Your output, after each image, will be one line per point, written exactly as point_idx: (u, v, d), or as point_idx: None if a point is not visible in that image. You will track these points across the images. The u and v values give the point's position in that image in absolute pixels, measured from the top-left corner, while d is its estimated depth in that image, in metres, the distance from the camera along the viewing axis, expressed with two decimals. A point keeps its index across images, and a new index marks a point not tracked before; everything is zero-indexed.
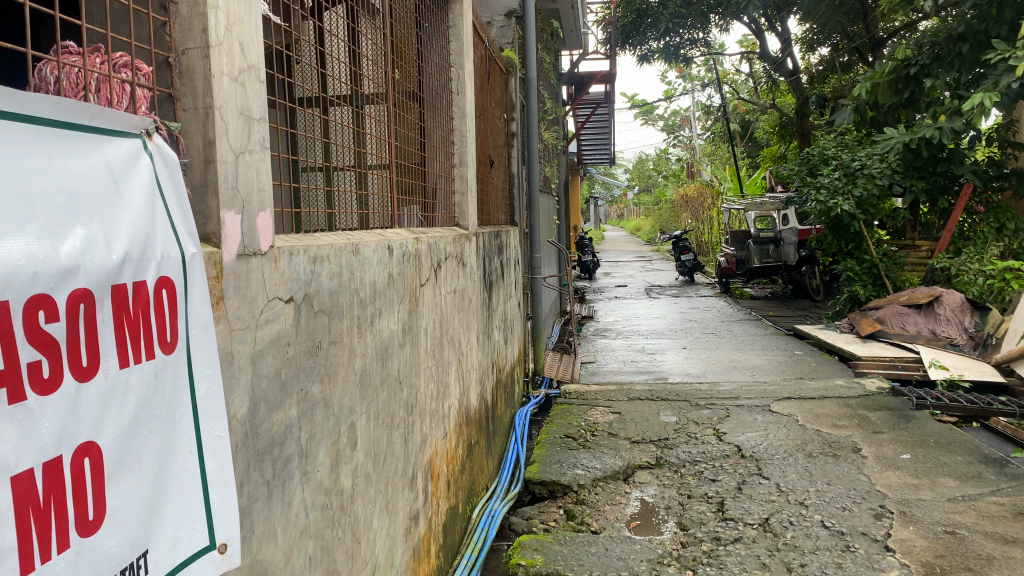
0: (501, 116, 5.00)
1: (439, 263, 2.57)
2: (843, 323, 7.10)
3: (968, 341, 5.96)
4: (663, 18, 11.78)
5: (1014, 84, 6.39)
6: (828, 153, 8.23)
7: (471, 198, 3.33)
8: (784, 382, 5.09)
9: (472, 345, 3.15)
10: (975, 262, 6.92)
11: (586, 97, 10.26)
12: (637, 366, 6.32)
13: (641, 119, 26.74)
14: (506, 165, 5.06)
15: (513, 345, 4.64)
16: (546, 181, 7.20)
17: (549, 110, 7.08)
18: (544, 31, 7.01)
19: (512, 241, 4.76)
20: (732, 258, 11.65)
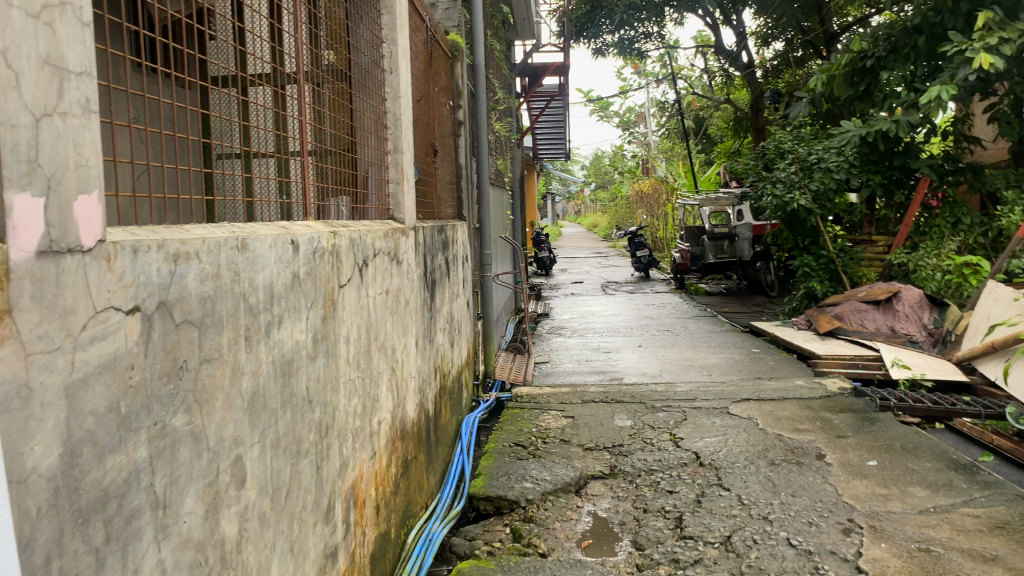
0: (446, 102, 4.70)
1: (365, 260, 2.27)
2: (801, 320, 6.96)
3: (926, 338, 5.85)
4: (617, 9, 11.48)
5: (971, 76, 6.31)
6: (785, 147, 8.08)
7: (409, 188, 3.04)
8: (742, 382, 4.89)
9: (409, 350, 2.86)
10: (932, 256, 6.80)
11: (540, 90, 10.01)
12: (593, 365, 6.08)
13: (597, 114, 26.66)
14: (452, 155, 4.78)
15: (461, 347, 4.35)
16: (498, 174, 6.92)
17: (500, 99, 6.79)
18: (494, 18, 6.73)
19: (459, 235, 4.45)
20: (687, 254, 11.53)
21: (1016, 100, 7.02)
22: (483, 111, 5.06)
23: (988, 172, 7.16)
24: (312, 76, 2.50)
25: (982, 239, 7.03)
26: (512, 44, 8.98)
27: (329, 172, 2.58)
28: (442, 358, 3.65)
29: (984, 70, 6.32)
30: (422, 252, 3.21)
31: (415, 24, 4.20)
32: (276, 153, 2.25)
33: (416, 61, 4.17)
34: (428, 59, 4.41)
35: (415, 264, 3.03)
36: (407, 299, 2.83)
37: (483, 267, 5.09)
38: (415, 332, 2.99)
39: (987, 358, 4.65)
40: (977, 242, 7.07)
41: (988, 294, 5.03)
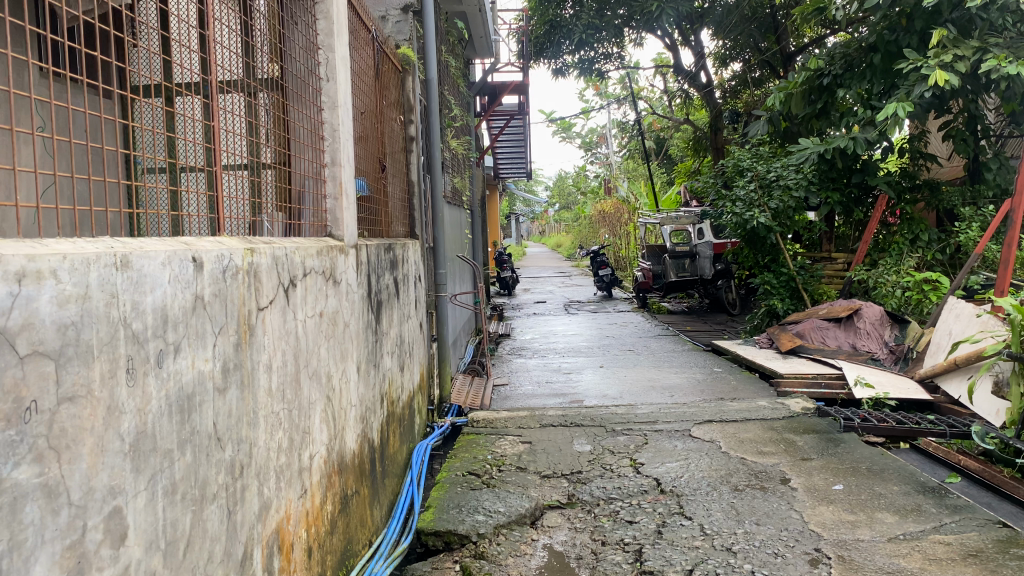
0: (396, 117, 4.53)
1: (292, 279, 2.08)
2: (763, 338, 6.88)
3: (888, 355, 5.82)
4: (576, 28, 11.34)
5: (927, 93, 6.32)
6: (744, 164, 8.03)
7: (351, 203, 2.85)
8: (704, 403, 4.76)
9: (348, 376, 2.67)
10: (892, 273, 6.80)
11: (499, 108, 9.88)
12: (553, 388, 5.91)
13: (559, 135, 26.71)
14: (403, 171, 4.60)
15: (414, 371, 4.15)
16: (455, 192, 6.75)
17: (457, 117, 6.63)
18: (450, 34, 6.61)
19: (410, 254, 4.26)
20: (649, 272, 11.44)
21: (970, 118, 7.07)
22: (435, 126, 4.88)
23: (945, 189, 7.15)
24: (238, 84, 2.31)
25: (940, 255, 7.04)
26: (470, 61, 8.86)
27: (259, 186, 2.39)
28: (390, 384, 3.45)
29: (940, 87, 6.34)
30: (365, 272, 3.02)
31: (359, 35, 4.02)
32: (198, 165, 2.05)
33: (361, 73, 3.99)
34: (375, 72, 4.24)
35: (357, 284, 2.84)
36: (345, 322, 2.65)
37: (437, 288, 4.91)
38: (356, 355, 2.80)
39: (950, 375, 4.58)
40: (935, 259, 7.07)
41: (949, 310, 4.98)
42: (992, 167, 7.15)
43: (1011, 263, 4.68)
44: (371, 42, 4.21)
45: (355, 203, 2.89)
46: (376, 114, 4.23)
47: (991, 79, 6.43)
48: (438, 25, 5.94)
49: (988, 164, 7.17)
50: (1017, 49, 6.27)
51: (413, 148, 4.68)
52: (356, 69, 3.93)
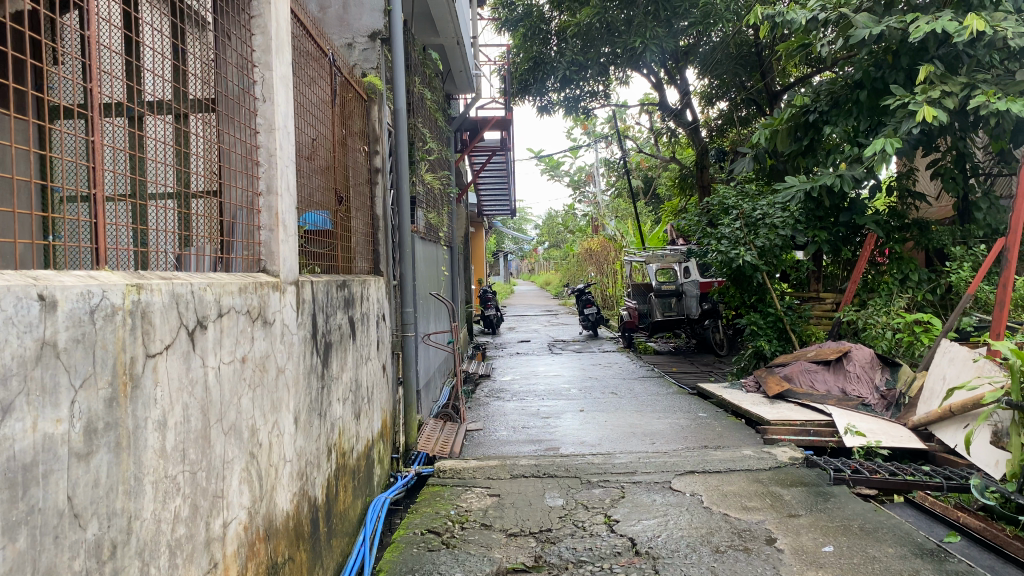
0: (358, 148, 4.29)
1: (200, 321, 1.82)
2: (749, 381, 6.61)
3: (879, 401, 5.57)
4: (560, 65, 11.14)
5: (914, 129, 6.18)
6: (729, 202, 7.85)
7: (291, 237, 2.59)
8: (686, 452, 4.48)
9: (281, 429, 2.39)
10: (882, 314, 6.55)
11: (481, 144, 9.69)
12: (529, 434, 5.60)
13: (548, 174, 26.69)
14: (366, 204, 4.35)
15: (373, 417, 3.87)
16: (431, 228, 6.51)
17: (433, 150, 6.42)
18: (427, 66, 6.42)
19: (372, 290, 3.99)
20: (635, 311, 11.23)
21: (958, 156, 6.93)
22: (404, 157, 4.63)
23: (934, 228, 6.97)
24: (158, 104, 2.06)
25: (930, 296, 6.86)
26: (451, 96, 8.71)
27: (185, 217, 2.14)
28: (340, 432, 3.17)
29: (928, 123, 6.19)
30: (309, 311, 2.74)
31: (313, 60, 3.77)
32: (110, 193, 1.80)
33: (314, 100, 3.74)
34: (332, 100, 3.99)
35: (295, 324, 2.57)
36: (277, 368, 2.37)
37: (403, 328, 4.62)
38: (293, 404, 2.52)
39: (945, 423, 4.33)
40: (926, 299, 6.90)
41: (942, 353, 4.74)
42: (982, 207, 6.99)
43: (1007, 306, 4.47)
44: (328, 67, 3.96)
45: (296, 237, 2.62)
46: (333, 144, 3.98)
47: (980, 116, 6.32)
48: (413, 56, 5.75)
49: (977, 203, 7.01)
50: (1006, 86, 6.15)
51: (378, 179, 4.41)
52: (309, 94, 3.69)
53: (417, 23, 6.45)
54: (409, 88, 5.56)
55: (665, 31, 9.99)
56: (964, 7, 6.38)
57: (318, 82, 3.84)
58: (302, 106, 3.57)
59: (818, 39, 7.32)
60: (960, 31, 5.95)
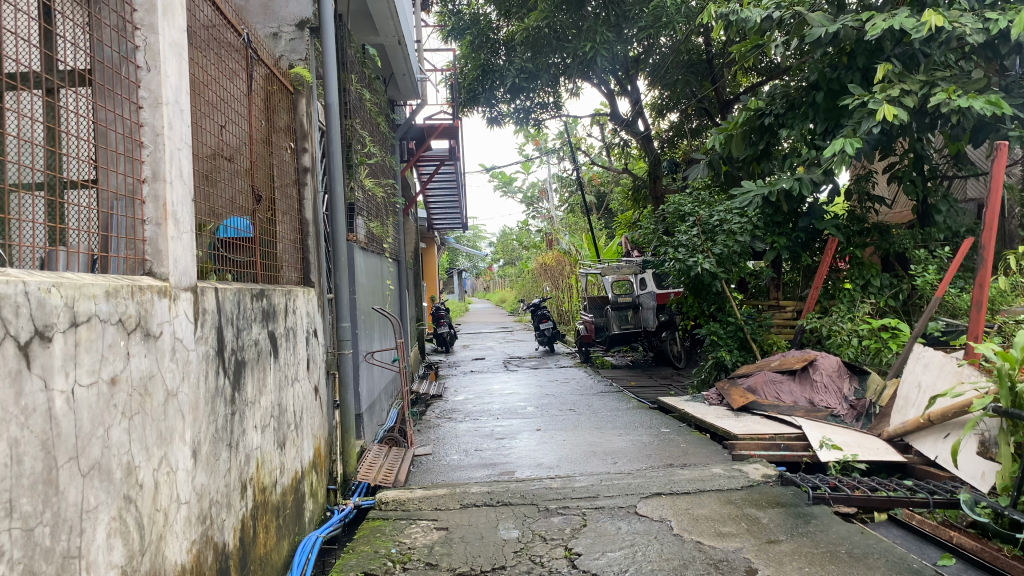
0: (282, 145, 3.87)
1: (41, 330, 1.41)
2: (712, 394, 6.32)
3: (848, 411, 5.32)
4: (509, 74, 10.83)
5: (874, 129, 5.98)
6: (685, 209, 7.56)
7: (187, 234, 2.16)
8: (651, 472, 4.13)
9: (172, 465, 1.97)
10: (847, 321, 6.31)
11: (429, 154, 9.29)
12: (481, 457, 5.21)
13: (500, 190, 26.40)
14: (292, 207, 3.91)
15: (303, 444, 3.45)
16: (374, 237, 6.10)
17: (373, 155, 6.02)
18: (366, 67, 6.04)
19: (300, 300, 3.56)
20: (591, 325, 10.95)
21: (916, 158, 6.73)
22: (337, 156, 4.22)
23: (894, 232, 6.83)
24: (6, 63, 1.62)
25: (892, 302, 6.66)
26: (395, 103, 8.33)
27: (49, 207, 1.69)
28: (259, 464, 2.75)
29: (888, 122, 6.00)
30: (213, 323, 2.33)
31: (222, 46, 3.34)
32: None
33: (223, 90, 3.31)
34: (249, 91, 3.57)
35: (193, 338, 2.15)
36: (166, 391, 1.95)
37: (337, 346, 4.19)
38: (191, 433, 2.10)
39: (924, 433, 4.07)
40: (888, 306, 6.69)
41: (915, 359, 4.51)
42: (941, 209, 6.82)
43: (984, 307, 4.27)
44: (243, 55, 3.54)
45: (193, 235, 2.18)
46: (249, 141, 3.56)
47: (939, 116, 6.17)
48: (350, 55, 5.37)
49: (936, 206, 6.85)
50: (965, 84, 6.01)
51: (307, 179, 3.99)
52: (214, 83, 3.26)
53: (355, 22, 6.07)
54: (345, 87, 5.17)
55: (614, 38, 9.77)
56: (919, 5, 6.24)
57: (228, 70, 3.41)
58: (204, 95, 3.14)
59: (772, 41, 7.12)
60: (918, 28, 5.79)
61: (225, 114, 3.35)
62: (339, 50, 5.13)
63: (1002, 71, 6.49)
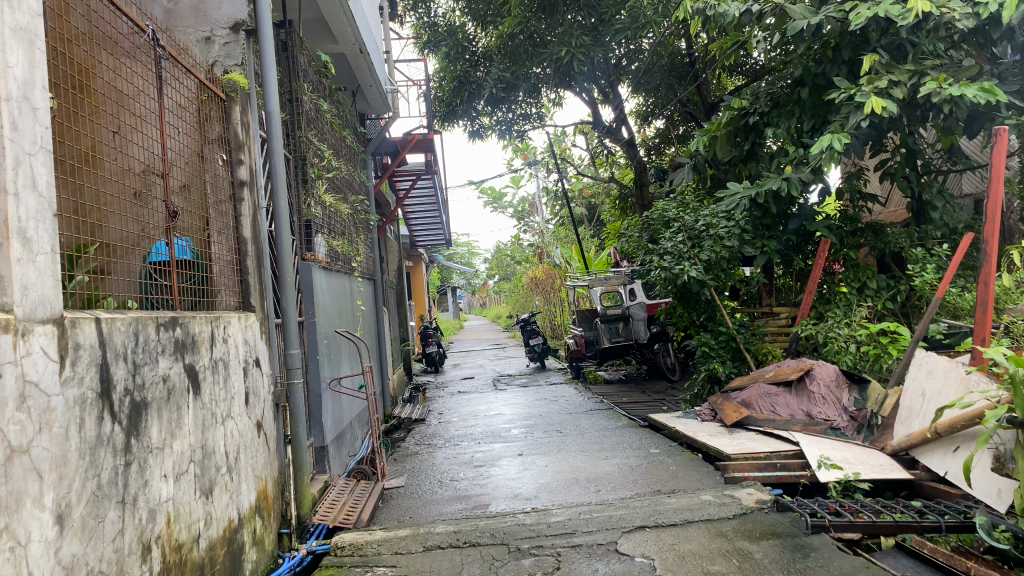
0: (214, 158, 3.49)
1: None
2: (704, 410, 5.95)
3: (848, 423, 4.97)
4: (486, 84, 10.52)
5: (863, 122, 5.66)
6: (669, 214, 7.18)
7: (44, 255, 1.82)
8: (636, 501, 3.76)
9: (19, 538, 1.60)
10: (843, 326, 5.96)
11: (403, 168, 8.94)
12: (457, 488, 4.83)
13: (490, 206, 26.07)
14: (227, 226, 3.52)
15: (241, 487, 3.09)
16: (340, 255, 5.76)
17: (335, 168, 5.68)
18: (325, 77, 5.71)
19: (234, 327, 3.20)
20: (581, 339, 10.66)
21: (908, 153, 6.39)
22: (280, 169, 3.84)
23: (890, 231, 6.49)
24: None
25: (891, 304, 6.33)
26: (365, 116, 8.01)
27: None
28: (172, 519, 2.38)
29: (877, 115, 5.68)
30: (91, 360, 1.97)
31: (126, 49, 2.95)
32: None
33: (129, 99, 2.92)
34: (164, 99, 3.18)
35: (56, 380, 1.79)
36: (7, 448, 1.59)
37: (285, 376, 3.82)
38: (54, 496, 1.74)
39: (933, 447, 3.71)
40: (886, 308, 6.36)
41: (918, 365, 4.17)
42: (937, 206, 6.47)
43: (990, 307, 3.95)
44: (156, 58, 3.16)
45: (54, 256, 1.84)
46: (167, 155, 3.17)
47: (931, 106, 5.85)
48: (302, 64, 5.04)
49: (932, 202, 6.50)
50: (956, 73, 5.70)
51: (243, 195, 3.60)
52: (117, 92, 2.87)
53: (310, 30, 5.74)
54: (295, 96, 4.83)
55: (591, 42, 9.47)
56: None
57: (136, 77, 3.02)
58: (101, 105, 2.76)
59: (752, 36, 6.80)
60: (905, 14, 5.48)
61: (132, 125, 2.96)
62: (290, 57, 4.82)
63: (993, 58, 6.20)
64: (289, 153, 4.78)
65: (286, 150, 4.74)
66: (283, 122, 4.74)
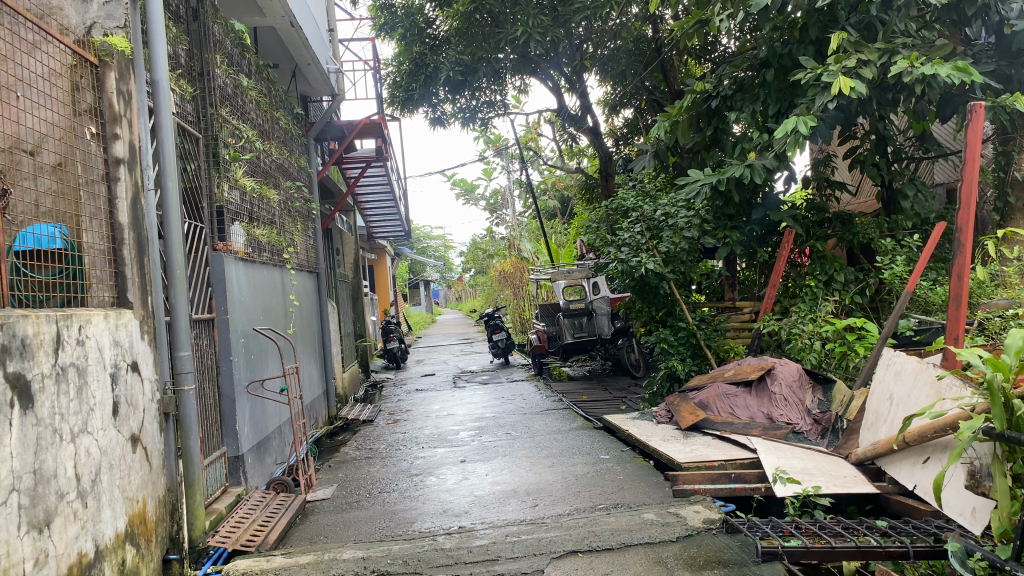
0: (83, 132, 2.99)
1: None
2: (660, 412, 5.56)
3: (811, 427, 4.62)
4: (442, 67, 9.99)
5: (830, 104, 5.29)
6: (627, 204, 6.73)
7: None
8: (572, 520, 3.36)
9: None
10: (807, 322, 5.63)
11: (353, 155, 8.44)
12: (386, 500, 4.40)
13: (462, 198, 25.56)
14: (99, 209, 3.02)
15: (103, 513, 2.64)
16: (268, 245, 5.31)
17: (260, 150, 5.21)
18: (250, 52, 5.25)
19: (97, 326, 2.74)
20: (543, 335, 10.29)
21: (877, 140, 6.05)
22: (169, 145, 3.37)
23: (859, 221, 6.10)
24: None
25: (859, 297, 5.95)
26: (307, 97, 7.51)
27: None
28: None
29: (845, 97, 5.31)
30: None
31: None
32: None
33: None
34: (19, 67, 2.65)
35: None
36: None
37: (175, 381, 3.37)
38: None
39: (902, 457, 3.35)
40: (854, 303, 6.01)
41: (885, 366, 3.82)
42: (908, 194, 6.09)
43: (963, 303, 3.60)
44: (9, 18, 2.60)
45: None
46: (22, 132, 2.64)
47: (903, 88, 5.50)
48: (217, 35, 4.59)
49: (903, 190, 6.12)
50: (928, 52, 5.36)
51: (119, 174, 3.09)
52: None
53: (233, 0, 5.25)
54: (206, 70, 4.38)
55: (549, 22, 9.15)
56: None
57: None
58: None
59: (715, 14, 6.43)
60: None
61: None
62: (199, 25, 4.39)
63: (968, 40, 5.89)
64: (200, 132, 4.34)
65: (195, 128, 4.30)
66: (193, 98, 4.32)
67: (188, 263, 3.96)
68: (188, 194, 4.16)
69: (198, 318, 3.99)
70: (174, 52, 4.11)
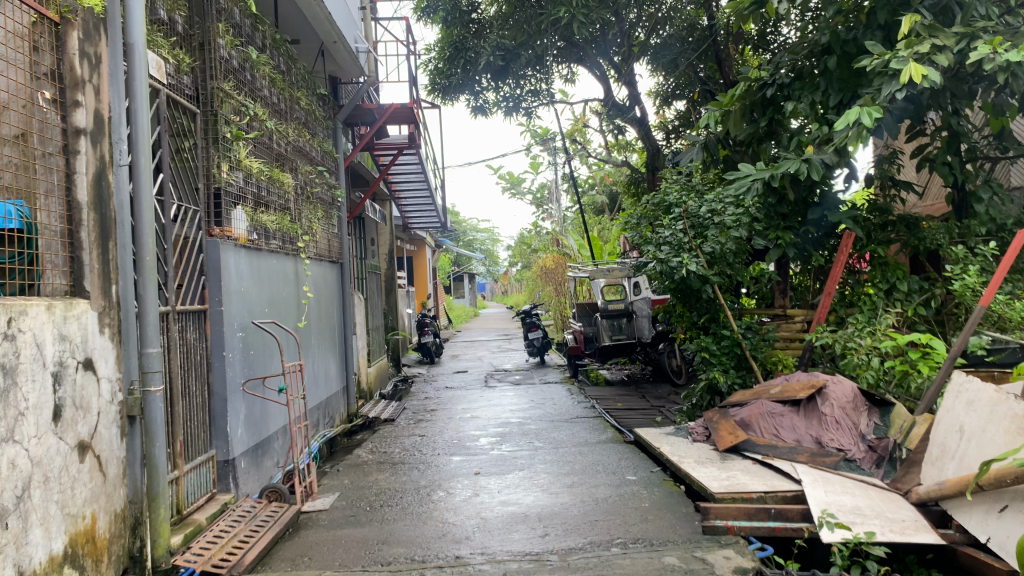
0: (39, 98, 2.63)
1: None
2: (697, 429, 5.07)
3: (865, 455, 4.09)
4: (483, 51, 9.55)
5: (899, 94, 4.73)
6: (669, 198, 6.15)
7: None
8: (582, 559, 2.94)
9: None
10: (864, 335, 5.07)
11: (383, 141, 8.04)
12: (387, 516, 4.02)
13: (510, 192, 25.10)
14: (55, 186, 2.67)
15: (32, 534, 2.30)
16: (277, 232, 4.95)
17: (271, 130, 4.85)
18: (264, 25, 4.91)
19: (35, 318, 2.39)
20: (580, 335, 9.80)
21: (950, 137, 5.46)
22: (142, 117, 3.04)
23: (926, 225, 5.51)
24: None
25: (923, 310, 5.38)
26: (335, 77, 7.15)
27: None
28: None
29: (916, 86, 4.75)
30: None
31: None
32: None
33: None
34: None
35: None
36: None
37: (143, 380, 3.02)
38: None
39: (974, 504, 2.85)
40: (917, 316, 5.44)
41: (954, 394, 3.30)
42: (982, 197, 5.54)
43: None
44: None
45: None
46: None
47: (982, 77, 4.91)
48: (222, 4, 4.24)
49: (976, 193, 5.55)
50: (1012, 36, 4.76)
51: (79, 146, 2.75)
52: None
53: None
54: (207, 41, 4.04)
55: (595, 5, 8.66)
56: None
57: None
58: None
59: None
60: None
61: None
62: None
63: None
64: (199, 107, 4.01)
65: (193, 102, 3.96)
66: (192, 71, 3.99)
67: (174, 250, 3.61)
68: (182, 174, 3.83)
69: (186, 310, 3.65)
70: (168, 19, 3.78)
